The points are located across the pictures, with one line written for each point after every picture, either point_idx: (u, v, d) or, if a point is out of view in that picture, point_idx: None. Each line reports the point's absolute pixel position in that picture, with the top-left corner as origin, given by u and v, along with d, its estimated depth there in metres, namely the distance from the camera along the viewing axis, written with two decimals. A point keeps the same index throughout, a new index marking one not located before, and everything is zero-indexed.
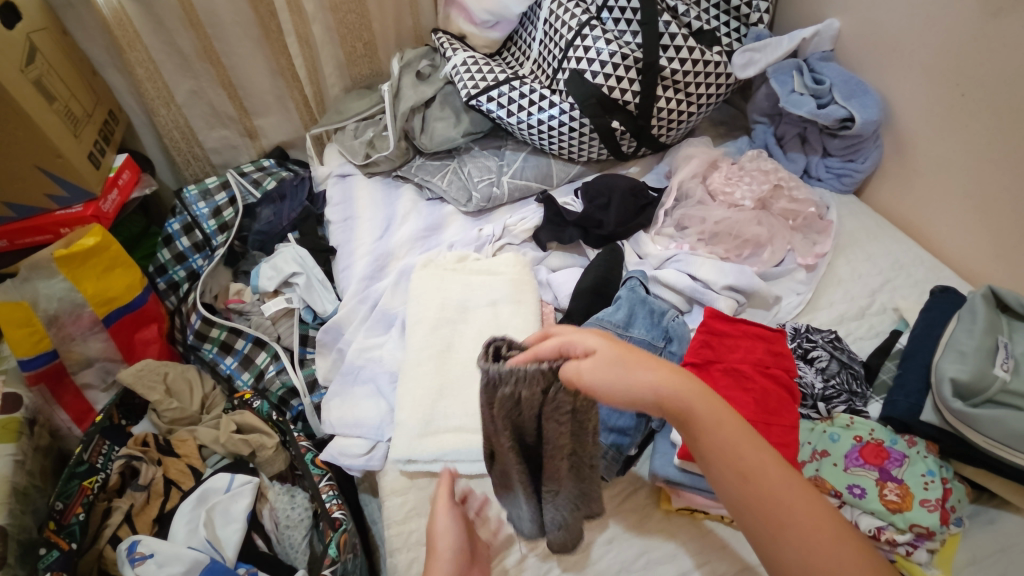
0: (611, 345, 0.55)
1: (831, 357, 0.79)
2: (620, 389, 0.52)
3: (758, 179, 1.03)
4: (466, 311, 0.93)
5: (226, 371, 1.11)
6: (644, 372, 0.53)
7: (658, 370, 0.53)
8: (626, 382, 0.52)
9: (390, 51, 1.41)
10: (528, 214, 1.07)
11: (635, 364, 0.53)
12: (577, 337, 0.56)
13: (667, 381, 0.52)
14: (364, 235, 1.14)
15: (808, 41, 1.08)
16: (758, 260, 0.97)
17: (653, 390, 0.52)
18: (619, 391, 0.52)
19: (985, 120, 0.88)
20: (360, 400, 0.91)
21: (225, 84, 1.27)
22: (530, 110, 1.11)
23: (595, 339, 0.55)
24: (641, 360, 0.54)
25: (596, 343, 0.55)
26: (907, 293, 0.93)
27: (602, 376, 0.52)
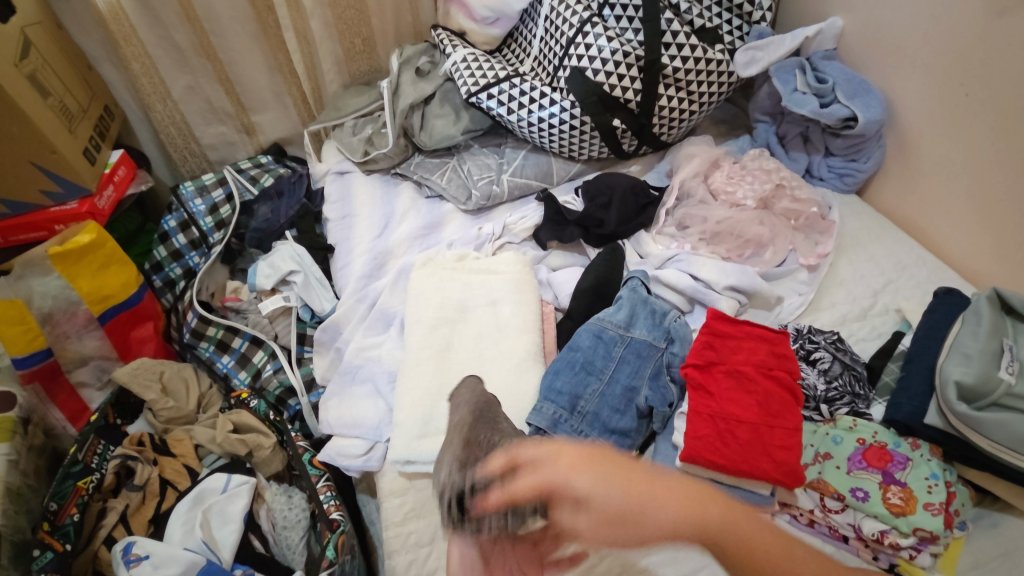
0: (603, 484, 0.50)
1: (833, 359, 0.78)
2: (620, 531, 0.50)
3: (760, 179, 1.02)
4: (466, 310, 0.92)
5: (222, 369, 1.10)
6: (653, 497, 0.50)
7: (666, 496, 0.50)
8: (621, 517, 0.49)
9: (389, 47, 1.40)
10: (529, 213, 1.06)
11: (640, 496, 0.50)
12: (563, 480, 0.51)
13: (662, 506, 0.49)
14: (363, 233, 1.13)
15: (811, 39, 1.07)
16: (760, 260, 0.97)
17: (656, 530, 0.49)
18: (625, 539, 0.50)
19: (989, 120, 0.88)
20: (358, 400, 0.90)
21: (222, 80, 1.26)
22: (530, 108, 1.10)
23: (584, 482, 0.50)
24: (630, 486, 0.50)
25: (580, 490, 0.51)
26: (909, 293, 0.93)
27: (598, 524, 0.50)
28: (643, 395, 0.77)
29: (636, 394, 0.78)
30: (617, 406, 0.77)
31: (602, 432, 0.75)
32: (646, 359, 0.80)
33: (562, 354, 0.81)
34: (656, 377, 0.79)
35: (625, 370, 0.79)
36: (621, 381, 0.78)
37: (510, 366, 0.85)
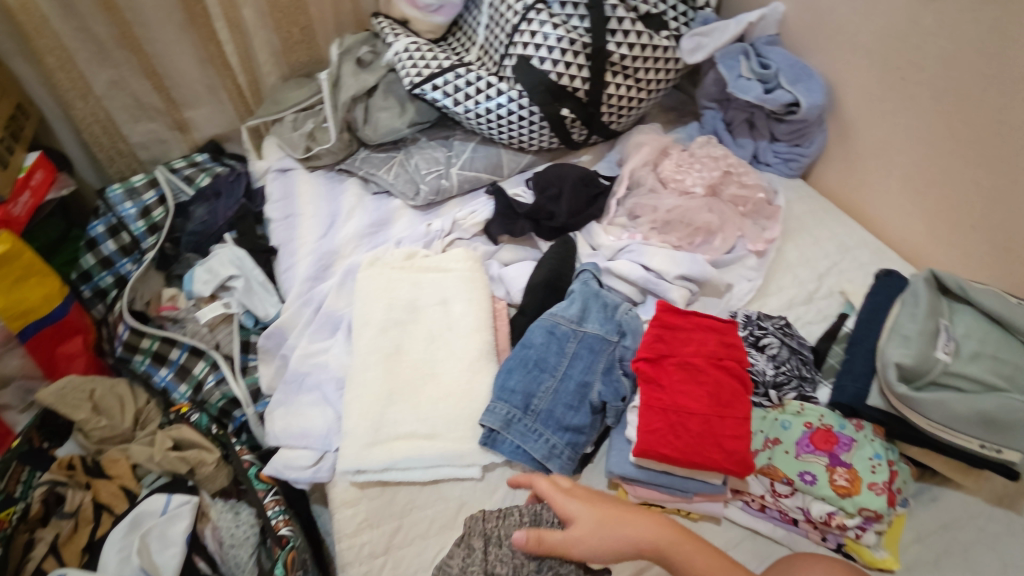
0: (588, 509, 0.62)
1: (781, 344, 0.79)
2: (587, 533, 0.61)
3: (708, 166, 1.02)
4: (416, 311, 0.88)
5: (160, 384, 1.03)
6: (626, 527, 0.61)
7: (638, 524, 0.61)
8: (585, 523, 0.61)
9: (329, 37, 1.34)
10: (479, 207, 1.03)
11: (619, 522, 0.61)
12: (559, 504, 0.63)
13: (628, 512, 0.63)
14: (307, 234, 1.08)
15: (755, 25, 1.07)
16: (710, 247, 0.97)
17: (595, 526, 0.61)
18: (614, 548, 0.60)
19: (922, 103, 0.90)
20: (305, 409, 0.86)
21: (149, 74, 1.18)
22: (477, 98, 1.07)
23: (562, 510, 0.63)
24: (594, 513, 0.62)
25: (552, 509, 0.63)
26: (853, 276, 0.95)
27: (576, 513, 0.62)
28: (596, 391, 0.76)
29: (590, 389, 0.77)
30: (571, 403, 0.75)
31: (558, 432, 0.74)
32: (599, 354, 0.79)
33: (514, 353, 0.80)
34: (609, 371, 0.78)
35: (579, 366, 0.78)
36: (574, 377, 0.77)
37: (463, 367, 0.82)
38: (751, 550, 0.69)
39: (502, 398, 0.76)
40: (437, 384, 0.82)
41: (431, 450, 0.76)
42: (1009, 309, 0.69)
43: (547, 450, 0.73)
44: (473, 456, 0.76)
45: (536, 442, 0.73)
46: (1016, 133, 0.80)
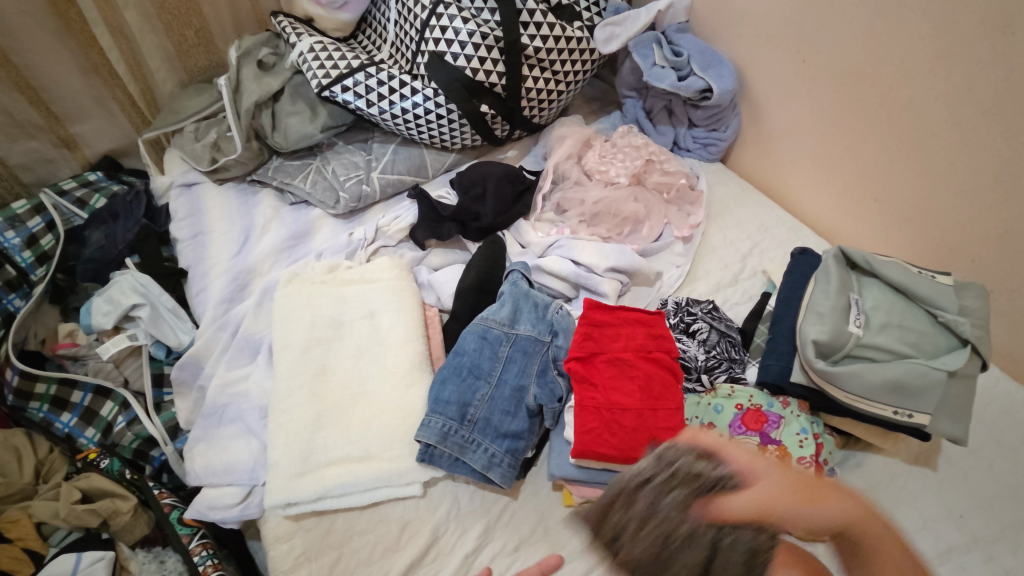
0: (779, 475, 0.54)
1: (710, 328, 0.81)
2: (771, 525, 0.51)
3: (631, 155, 1.02)
4: (341, 326, 0.84)
5: (63, 430, 0.93)
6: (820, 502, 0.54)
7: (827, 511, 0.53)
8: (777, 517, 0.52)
9: (229, 39, 1.26)
10: (402, 212, 0.99)
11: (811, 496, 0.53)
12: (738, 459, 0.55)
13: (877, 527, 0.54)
14: (219, 252, 1.01)
15: (664, 12, 1.08)
16: (638, 237, 0.98)
17: (820, 519, 0.53)
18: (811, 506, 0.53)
19: (823, 84, 0.93)
20: (228, 442, 0.80)
21: (22, 88, 1.06)
22: (391, 98, 1.03)
23: (779, 488, 0.53)
24: (820, 509, 0.53)
25: (753, 471, 0.54)
26: (773, 255, 0.98)
27: (787, 503, 0.53)
28: (532, 394, 0.74)
29: (526, 393, 0.75)
30: (508, 409, 0.74)
31: (497, 439, 0.72)
32: (532, 356, 0.77)
33: (447, 362, 0.77)
34: (544, 373, 0.76)
35: (514, 371, 0.76)
36: (508, 382, 0.75)
37: (396, 382, 0.79)
38: None
39: (436, 411, 0.73)
40: (368, 403, 0.78)
41: (366, 472, 0.72)
42: (909, 278, 0.73)
43: (487, 460, 0.71)
44: (411, 474, 0.73)
45: (475, 453, 0.71)
46: (909, 109, 0.83)
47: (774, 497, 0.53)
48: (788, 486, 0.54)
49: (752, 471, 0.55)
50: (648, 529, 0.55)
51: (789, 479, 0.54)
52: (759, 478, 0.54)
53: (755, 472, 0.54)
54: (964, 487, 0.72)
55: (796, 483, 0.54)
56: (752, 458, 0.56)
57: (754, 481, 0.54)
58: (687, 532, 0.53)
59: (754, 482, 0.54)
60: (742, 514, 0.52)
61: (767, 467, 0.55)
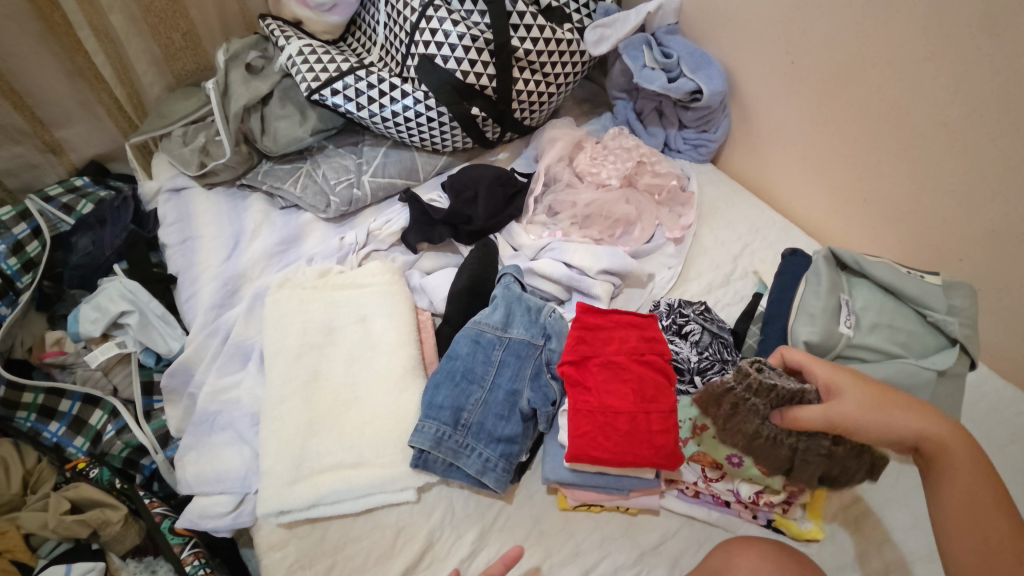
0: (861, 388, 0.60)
1: (702, 329, 0.81)
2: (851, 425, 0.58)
3: (622, 157, 1.02)
4: (333, 332, 0.83)
5: (51, 440, 0.91)
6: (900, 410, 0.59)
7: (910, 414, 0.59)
8: (853, 419, 0.58)
9: (217, 42, 1.25)
10: (393, 216, 0.99)
11: (892, 406, 0.59)
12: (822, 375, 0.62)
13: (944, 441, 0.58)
14: (209, 257, 1.00)
15: (653, 14, 1.08)
16: (630, 238, 0.98)
17: (889, 425, 0.58)
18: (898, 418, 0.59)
19: (811, 85, 0.93)
20: (218, 449, 0.79)
21: (5, 92, 1.04)
22: (382, 101, 1.02)
23: (856, 398, 0.59)
24: (899, 415, 0.59)
25: (838, 383, 0.61)
26: (764, 255, 0.98)
27: (863, 410, 0.58)
28: (525, 398, 0.74)
29: (519, 397, 0.75)
30: (501, 413, 0.74)
31: (491, 444, 0.72)
32: (525, 360, 0.77)
33: (440, 366, 0.77)
34: (537, 376, 0.76)
35: (507, 374, 0.76)
36: (502, 386, 0.75)
37: (389, 387, 0.78)
38: (688, 537, 0.70)
39: (430, 416, 0.73)
40: (362, 409, 0.77)
41: (360, 479, 0.72)
42: (898, 278, 0.73)
43: (481, 465, 0.71)
44: (405, 480, 0.72)
45: (469, 458, 0.71)
46: (897, 110, 0.83)
47: (854, 405, 0.59)
48: (868, 398, 0.60)
49: (835, 380, 0.61)
50: (734, 423, 0.65)
51: (870, 394, 0.60)
52: (840, 387, 0.60)
53: (841, 385, 0.61)
54: None
55: (874, 395, 0.60)
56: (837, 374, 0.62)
57: (835, 394, 0.61)
58: (769, 436, 0.63)
59: (838, 392, 0.60)
60: (815, 423, 0.59)
61: (850, 382, 0.61)
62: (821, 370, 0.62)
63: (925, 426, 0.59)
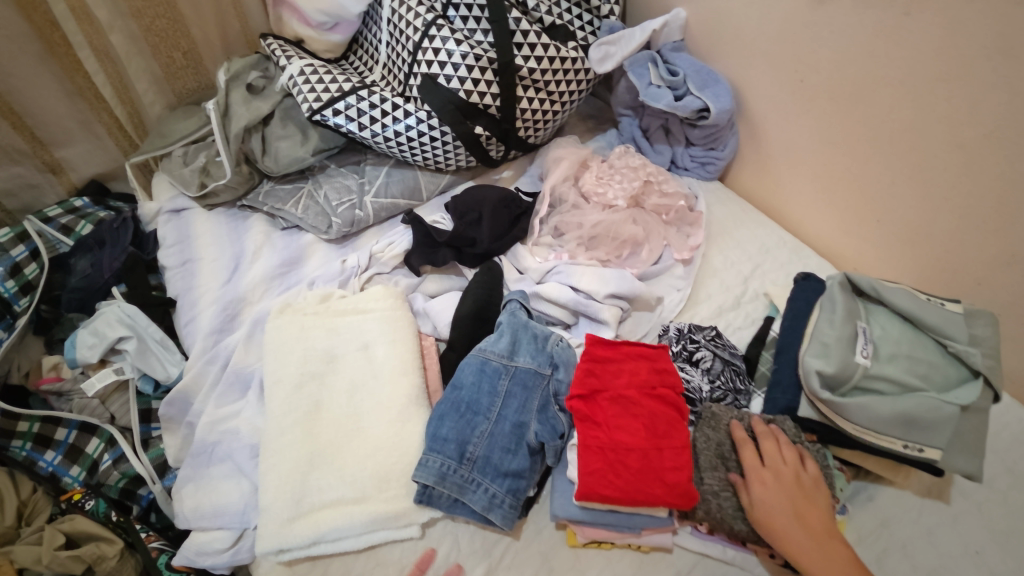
0: (783, 498, 0.63)
1: (714, 356, 0.79)
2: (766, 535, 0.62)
3: (628, 176, 1.00)
4: (335, 359, 0.81)
5: (47, 469, 0.89)
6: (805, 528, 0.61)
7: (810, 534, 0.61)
8: (768, 524, 0.62)
9: (219, 61, 1.24)
10: (396, 238, 0.97)
11: (803, 522, 0.62)
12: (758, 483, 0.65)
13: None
14: (209, 280, 0.98)
15: (658, 32, 1.05)
16: (637, 259, 0.96)
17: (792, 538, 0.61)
18: (796, 531, 0.61)
19: (822, 105, 0.91)
20: (218, 482, 0.77)
21: (5, 112, 1.03)
22: (384, 121, 1.01)
23: (781, 506, 0.62)
24: (811, 531, 0.61)
25: (763, 493, 0.64)
26: (775, 276, 0.96)
27: (784, 523, 0.62)
28: (533, 431, 0.72)
29: (526, 429, 0.73)
30: (508, 446, 0.71)
31: (497, 478, 0.70)
32: (532, 390, 0.75)
33: (445, 396, 0.75)
34: (544, 409, 0.74)
35: (513, 405, 0.74)
36: (509, 416, 0.73)
37: (392, 418, 0.76)
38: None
39: (434, 449, 0.71)
40: (365, 440, 0.75)
41: (362, 515, 0.69)
42: (918, 305, 0.71)
43: (487, 501, 0.68)
44: (409, 515, 0.70)
45: (475, 493, 0.69)
46: (910, 131, 0.82)
47: (778, 515, 0.62)
48: (791, 508, 0.63)
49: (765, 489, 0.64)
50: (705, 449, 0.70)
51: (794, 503, 0.63)
52: (765, 496, 0.63)
53: (773, 494, 0.63)
54: (978, 519, 0.70)
55: (797, 504, 0.63)
56: (775, 475, 0.65)
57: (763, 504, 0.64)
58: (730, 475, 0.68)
59: (763, 500, 0.64)
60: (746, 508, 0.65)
61: (777, 490, 0.64)
62: (758, 476, 0.65)
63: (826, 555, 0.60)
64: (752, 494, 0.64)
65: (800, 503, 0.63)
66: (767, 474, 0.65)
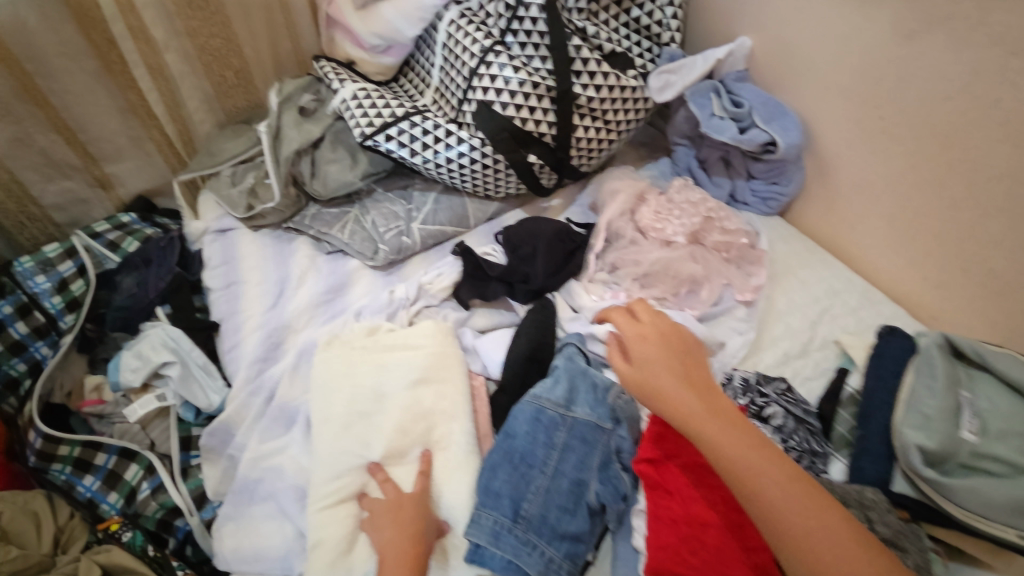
0: (660, 357, 0.68)
1: (786, 414, 0.74)
2: (649, 392, 0.65)
3: (688, 212, 0.96)
4: (384, 399, 0.77)
5: (85, 494, 0.88)
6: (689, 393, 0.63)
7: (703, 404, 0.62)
8: (654, 389, 0.65)
9: (269, 80, 1.23)
10: (445, 268, 0.94)
11: (686, 386, 0.64)
12: (633, 342, 0.71)
13: (729, 436, 0.58)
14: (253, 305, 0.96)
15: (722, 61, 1.01)
16: (697, 299, 0.91)
17: (675, 401, 0.63)
18: (681, 395, 0.63)
19: (906, 144, 0.85)
20: (259, 524, 0.75)
21: (60, 128, 1.03)
22: (436, 148, 0.98)
23: (661, 368, 0.67)
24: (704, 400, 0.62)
25: (644, 356, 0.68)
26: (845, 322, 0.90)
27: (666, 383, 0.65)
28: (593, 491, 0.68)
29: (586, 488, 0.68)
30: (566, 505, 0.67)
31: (555, 541, 0.65)
32: (593, 446, 0.71)
33: (498, 445, 0.72)
34: (606, 467, 0.70)
35: (570, 460, 0.70)
36: (567, 471, 0.69)
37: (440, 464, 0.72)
38: None
39: (487, 504, 0.68)
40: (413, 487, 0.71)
41: None
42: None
43: (543, 565, 0.64)
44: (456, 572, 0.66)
45: (530, 556, 0.64)
46: (1009, 176, 0.75)
47: (655, 375, 0.66)
48: (676, 372, 0.66)
49: (645, 345, 0.70)
50: None
51: (676, 366, 0.67)
52: (647, 351, 0.69)
53: (661, 358, 0.68)
54: None
55: (676, 364, 0.67)
56: (656, 336, 0.71)
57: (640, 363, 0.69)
58: None
59: (644, 363, 0.68)
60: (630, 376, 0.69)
61: (654, 348, 0.69)
62: (630, 333, 0.72)
63: (721, 424, 0.60)
64: (633, 354, 0.70)
65: (678, 365, 0.67)
66: (647, 333, 0.71)
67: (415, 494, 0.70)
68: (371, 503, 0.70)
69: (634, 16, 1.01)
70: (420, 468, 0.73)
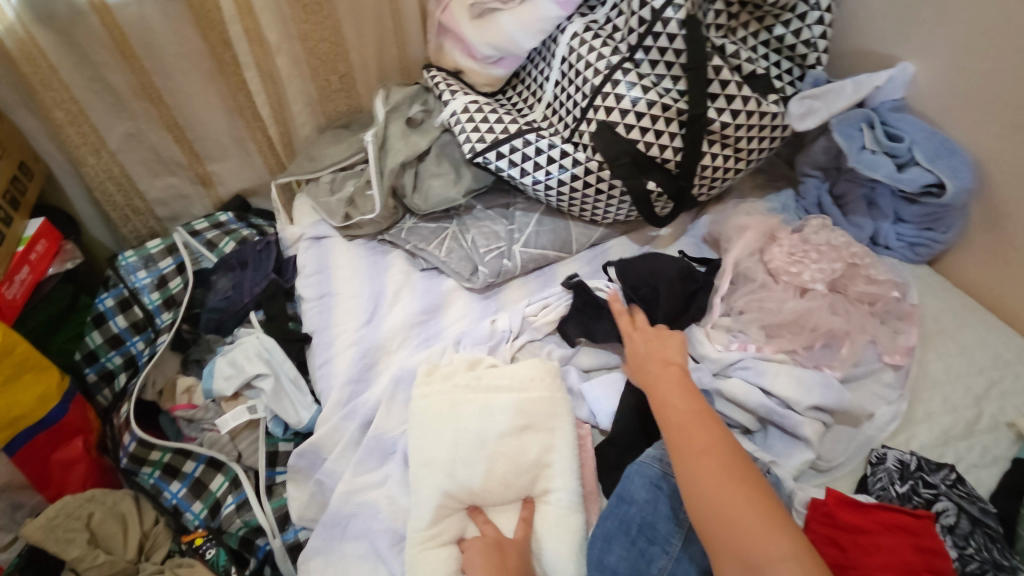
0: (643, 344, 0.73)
1: (959, 511, 0.65)
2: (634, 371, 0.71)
3: (828, 256, 0.85)
4: (487, 448, 0.70)
5: (171, 502, 0.87)
6: (660, 369, 0.68)
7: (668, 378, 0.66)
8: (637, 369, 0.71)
9: (372, 86, 1.19)
10: (552, 299, 0.87)
11: (662, 366, 0.69)
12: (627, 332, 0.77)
13: (677, 402, 0.63)
14: (346, 320, 0.92)
15: (879, 89, 0.90)
16: (835, 357, 0.79)
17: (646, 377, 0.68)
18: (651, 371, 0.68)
19: None
20: (351, 563, 0.71)
21: (169, 126, 1.03)
22: (548, 168, 0.92)
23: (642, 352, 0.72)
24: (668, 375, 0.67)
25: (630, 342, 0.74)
26: (1019, 401, 0.77)
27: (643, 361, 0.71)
28: None
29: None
30: None
31: None
32: None
33: (612, 511, 0.65)
34: None
35: (698, 543, 0.63)
36: (694, 555, 0.62)
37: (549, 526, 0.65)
38: None
39: None
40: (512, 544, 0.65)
41: None
42: None
43: None
44: None
45: None
46: None
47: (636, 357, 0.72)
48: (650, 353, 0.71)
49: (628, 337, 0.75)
50: None
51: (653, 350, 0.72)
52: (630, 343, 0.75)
53: (635, 351, 0.73)
54: None
55: (657, 349, 0.72)
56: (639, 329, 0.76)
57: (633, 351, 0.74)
58: None
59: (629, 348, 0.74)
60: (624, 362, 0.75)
61: (641, 337, 0.75)
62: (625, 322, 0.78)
63: (674, 394, 0.64)
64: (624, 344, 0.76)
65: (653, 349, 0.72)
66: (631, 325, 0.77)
67: (517, 540, 0.65)
68: (470, 545, 0.65)
69: (778, 34, 0.90)
70: (522, 515, 0.69)
